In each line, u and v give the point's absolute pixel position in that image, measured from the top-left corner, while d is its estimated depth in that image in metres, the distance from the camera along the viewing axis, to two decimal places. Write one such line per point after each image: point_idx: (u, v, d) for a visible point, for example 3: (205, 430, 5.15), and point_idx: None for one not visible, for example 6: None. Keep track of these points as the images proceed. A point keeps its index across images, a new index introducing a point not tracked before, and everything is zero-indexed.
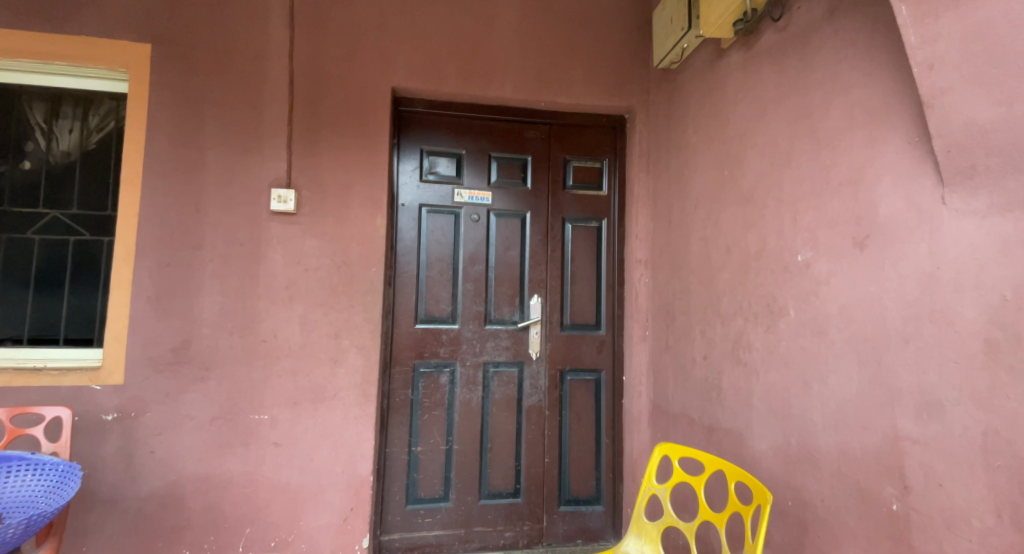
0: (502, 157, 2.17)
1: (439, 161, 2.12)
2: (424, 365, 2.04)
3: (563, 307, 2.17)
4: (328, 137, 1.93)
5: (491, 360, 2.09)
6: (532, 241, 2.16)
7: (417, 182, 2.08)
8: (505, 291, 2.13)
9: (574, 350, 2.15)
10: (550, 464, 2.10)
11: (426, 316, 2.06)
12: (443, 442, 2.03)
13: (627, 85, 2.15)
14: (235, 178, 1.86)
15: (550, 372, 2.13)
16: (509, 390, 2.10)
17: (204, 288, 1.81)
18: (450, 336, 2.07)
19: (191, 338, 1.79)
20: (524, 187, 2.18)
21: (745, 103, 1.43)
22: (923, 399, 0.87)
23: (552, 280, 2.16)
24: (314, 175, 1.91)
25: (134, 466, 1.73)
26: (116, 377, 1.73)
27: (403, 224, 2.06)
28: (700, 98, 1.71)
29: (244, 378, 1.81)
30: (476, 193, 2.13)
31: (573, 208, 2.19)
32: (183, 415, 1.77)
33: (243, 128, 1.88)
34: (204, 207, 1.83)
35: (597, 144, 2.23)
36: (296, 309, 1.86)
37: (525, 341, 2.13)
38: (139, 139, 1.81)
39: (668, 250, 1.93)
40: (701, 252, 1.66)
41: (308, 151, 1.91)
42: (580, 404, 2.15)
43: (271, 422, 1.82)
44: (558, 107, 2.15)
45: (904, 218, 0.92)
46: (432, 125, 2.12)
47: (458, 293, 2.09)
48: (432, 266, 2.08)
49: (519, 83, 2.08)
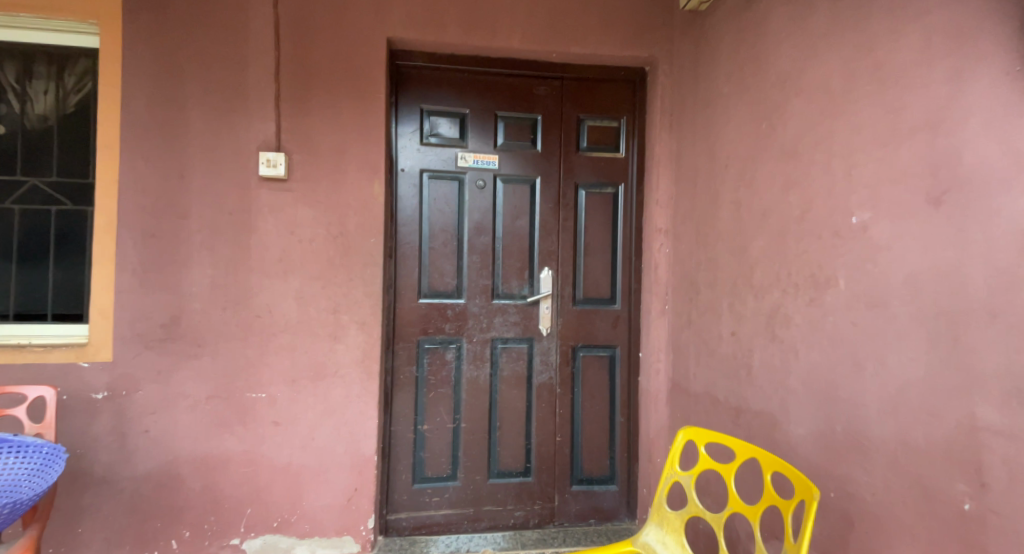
0: (510, 117, 2.00)
1: (440, 123, 1.96)
2: (428, 341, 1.94)
3: (576, 280, 2.04)
4: (319, 95, 1.77)
5: (499, 336, 1.99)
6: (542, 208, 2.02)
7: (417, 145, 1.94)
8: (513, 264, 2.02)
9: (587, 324, 2.04)
10: (562, 443, 2.01)
11: (429, 290, 1.95)
12: (450, 420, 1.94)
13: (648, 32, 1.94)
14: (220, 141, 1.71)
15: (562, 348, 2.02)
16: (519, 367, 2.01)
17: (192, 260, 1.69)
18: (456, 310, 1.96)
19: (181, 313, 1.68)
20: (533, 150, 2.02)
21: (791, 44, 1.25)
22: (1013, 384, 0.73)
23: (563, 252, 2.04)
24: (306, 137, 1.76)
25: (129, 446, 1.66)
26: (104, 354, 1.64)
27: (404, 192, 1.93)
28: (733, 46, 1.52)
29: (238, 356, 1.70)
30: (482, 156, 1.98)
31: (586, 173, 2.04)
32: (177, 394, 1.68)
33: (226, 85, 1.72)
34: (189, 173, 1.69)
35: (614, 102, 2.04)
36: (292, 282, 1.74)
37: (535, 315, 2.02)
38: (115, 99, 1.66)
39: (692, 218, 1.77)
40: (731, 219, 1.51)
41: (299, 112, 1.76)
42: (594, 382, 2.04)
43: (268, 401, 1.72)
44: (570, 59, 1.96)
45: (1001, 167, 0.76)
46: (433, 82, 1.95)
47: (463, 265, 1.98)
48: (435, 237, 1.97)
49: (527, 33, 1.89)
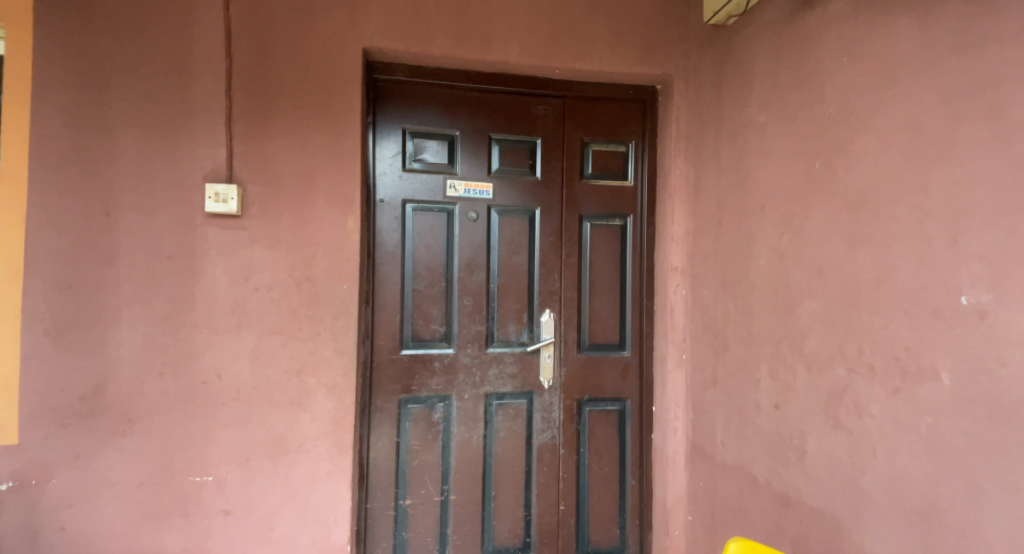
0: (505, 139, 1.76)
1: (427, 146, 1.70)
2: (412, 400, 1.67)
3: (580, 324, 1.80)
4: (281, 114, 1.48)
5: (494, 391, 1.73)
6: (542, 243, 1.78)
7: (398, 171, 1.67)
8: (510, 307, 1.76)
9: (594, 374, 1.79)
10: (566, 512, 1.76)
11: (413, 340, 1.68)
12: (437, 492, 1.68)
13: (663, 46, 1.71)
14: (157, 170, 1.41)
15: (565, 403, 1.78)
16: (516, 426, 1.75)
17: (121, 316, 1.38)
18: (444, 363, 1.70)
19: (106, 381, 1.37)
20: (532, 177, 1.78)
21: (860, 71, 1.03)
22: None
23: (566, 292, 1.79)
24: (264, 164, 1.46)
25: (39, 548, 1.34)
26: (7, 436, 1.31)
27: (384, 226, 1.66)
28: (771, 68, 1.31)
29: (180, 431, 1.40)
30: (473, 184, 1.73)
31: (591, 203, 1.81)
32: (101, 481, 1.37)
33: (165, 101, 1.42)
34: (117, 209, 1.38)
35: (622, 123, 1.82)
36: (246, 339, 1.44)
37: (535, 366, 1.77)
38: (22, 118, 1.34)
39: (716, 260, 1.54)
40: (771, 269, 1.29)
41: (257, 134, 1.46)
42: (601, 440, 1.80)
43: (217, 485, 1.42)
44: (575, 75, 1.72)
45: None
46: (417, 99, 1.69)
47: (452, 310, 1.72)
48: (420, 278, 1.69)
49: (526, 44, 1.65)
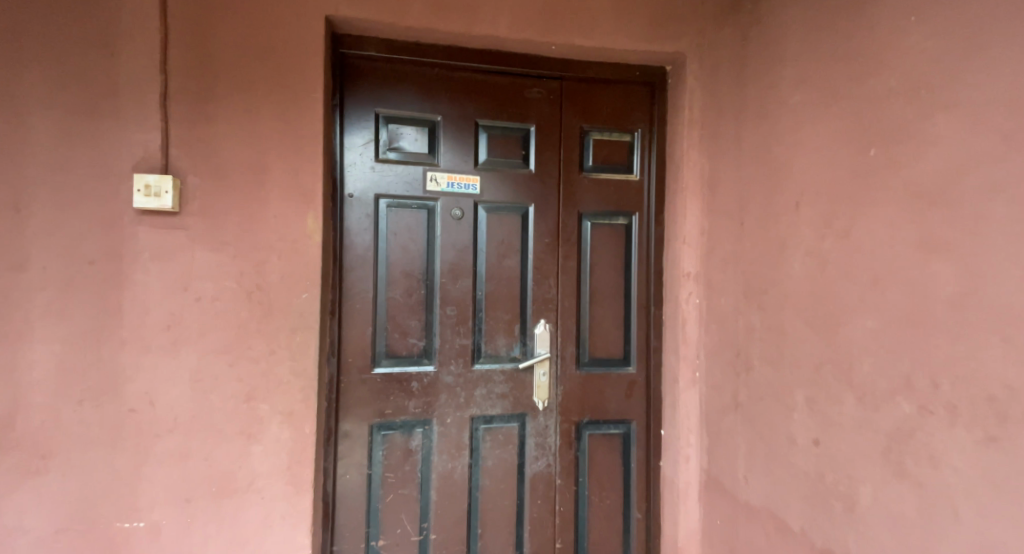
0: (495, 126, 1.54)
1: (404, 133, 1.48)
2: (386, 425, 1.45)
3: (580, 337, 1.59)
4: (228, 93, 1.25)
5: (481, 414, 1.52)
6: (536, 245, 1.56)
7: (371, 162, 1.45)
8: (500, 318, 1.55)
9: (595, 394, 1.58)
10: (563, 551, 1.55)
11: (388, 356, 1.46)
12: (415, 531, 1.46)
13: (675, 20, 1.50)
14: (74, 158, 1.17)
15: (562, 427, 1.56)
16: (507, 453, 1.54)
17: (31, 333, 1.15)
18: (424, 382, 1.48)
19: (13, 411, 1.14)
20: (525, 169, 1.56)
21: (936, 32, 0.82)
22: None
23: (564, 301, 1.58)
24: (207, 152, 1.24)
25: None
26: None
27: (354, 225, 1.44)
28: (808, 38, 1.09)
29: (104, 470, 1.18)
30: (458, 177, 1.51)
31: (592, 199, 1.59)
32: (7, 530, 1.14)
33: (84, 75, 1.18)
34: (26, 204, 1.15)
35: (627, 109, 1.60)
36: (185, 360, 1.22)
37: (528, 385, 1.55)
38: None
39: (737, 265, 1.33)
40: (808, 277, 1.08)
41: (199, 116, 1.24)
42: (603, 468, 1.59)
43: (150, 532, 1.20)
44: (574, 53, 1.50)
45: None
46: (392, 79, 1.46)
47: (433, 321, 1.50)
48: (396, 285, 1.48)
49: (518, 16, 1.43)
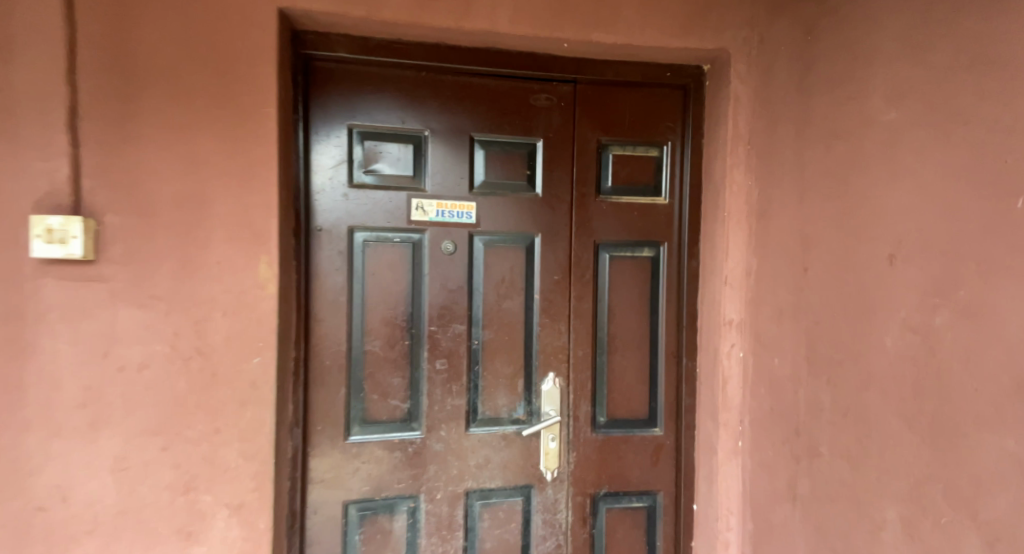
0: (494, 142, 1.27)
1: (382, 151, 1.21)
2: (364, 505, 1.21)
3: (596, 393, 1.33)
4: (155, 109, 0.99)
5: (477, 487, 1.27)
6: (544, 285, 1.30)
7: (342, 188, 1.18)
8: (500, 372, 1.29)
9: (613, 461, 1.33)
10: None
11: (365, 422, 1.21)
12: None
13: (715, 9, 1.21)
14: None
15: (574, 500, 1.32)
16: (508, 532, 1.29)
17: None
18: (409, 452, 1.23)
19: None
20: (530, 193, 1.29)
21: None
22: None
23: (577, 351, 1.32)
24: (131, 184, 0.99)
25: None
26: None
27: (323, 266, 1.18)
28: (912, 35, 0.81)
29: None
30: (449, 204, 1.24)
31: (612, 229, 1.32)
32: None
33: None
34: None
35: (654, 118, 1.33)
36: (107, 444, 0.98)
37: (534, 451, 1.30)
38: None
39: (797, 321, 1.06)
40: (906, 359, 0.81)
41: (119, 139, 0.98)
42: (622, 547, 1.34)
43: None
44: (590, 50, 1.22)
45: None
46: (368, 86, 1.20)
47: (420, 378, 1.25)
48: (375, 336, 1.22)
49: (521, 6, 1.14)
